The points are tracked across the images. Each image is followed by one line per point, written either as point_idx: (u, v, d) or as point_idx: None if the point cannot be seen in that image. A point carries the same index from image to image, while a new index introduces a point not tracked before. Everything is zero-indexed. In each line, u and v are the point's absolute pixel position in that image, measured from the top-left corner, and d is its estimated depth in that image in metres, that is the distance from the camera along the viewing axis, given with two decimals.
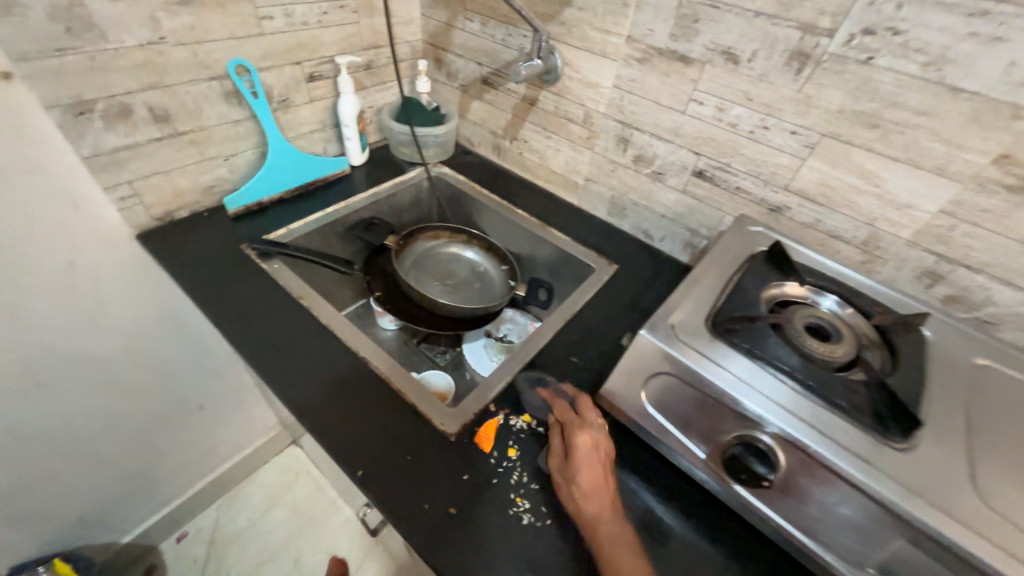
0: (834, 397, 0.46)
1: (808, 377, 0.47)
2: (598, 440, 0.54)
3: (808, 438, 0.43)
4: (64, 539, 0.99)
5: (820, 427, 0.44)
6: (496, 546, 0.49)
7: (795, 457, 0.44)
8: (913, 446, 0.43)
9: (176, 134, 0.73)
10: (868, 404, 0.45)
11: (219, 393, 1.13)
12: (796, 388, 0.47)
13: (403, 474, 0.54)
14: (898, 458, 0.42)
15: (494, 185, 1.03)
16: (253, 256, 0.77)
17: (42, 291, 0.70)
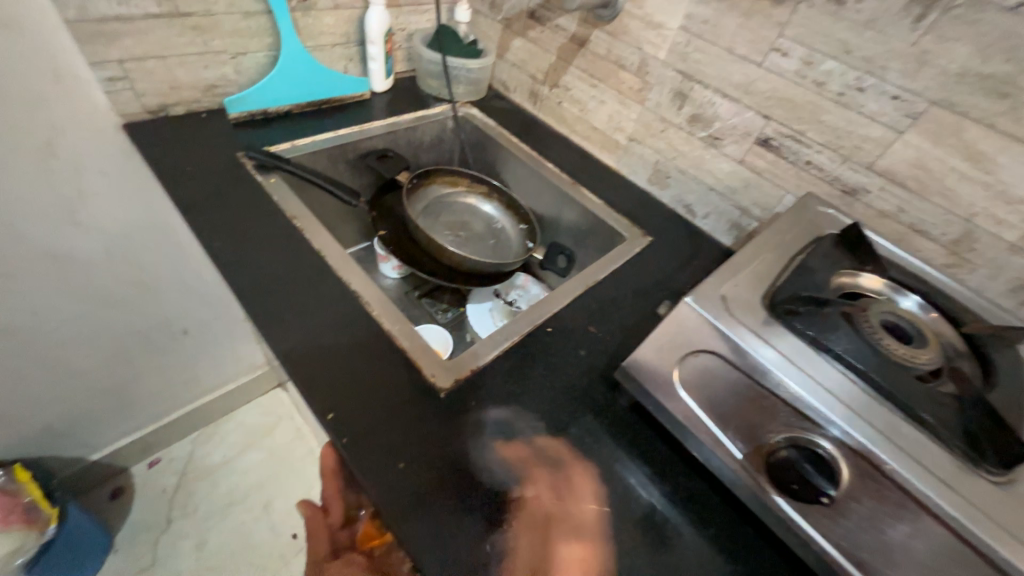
0: (918, 408, 0.37)
1: (886, 380, 0.39)
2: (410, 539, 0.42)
3: (881, 450, 0.35)
4: (30, 445, 0.96)
5: (897, 440, 0.36)
6: (476, 523, 0.42)
7: (860, 472, 0.36)
8: (1013, 481, 0.35)
9: (177, 15, 0.64)
10: (958, 422, 0.37)
11: (205, 320, 1.06)
12: (867, 390, 0.39)
13: (379, 426, 0.46)
14: (994, 492, 0.34)
15: (524, 136, 0.93)
16: (250, 167, 0.69)
17: (14, 170, 0.64)
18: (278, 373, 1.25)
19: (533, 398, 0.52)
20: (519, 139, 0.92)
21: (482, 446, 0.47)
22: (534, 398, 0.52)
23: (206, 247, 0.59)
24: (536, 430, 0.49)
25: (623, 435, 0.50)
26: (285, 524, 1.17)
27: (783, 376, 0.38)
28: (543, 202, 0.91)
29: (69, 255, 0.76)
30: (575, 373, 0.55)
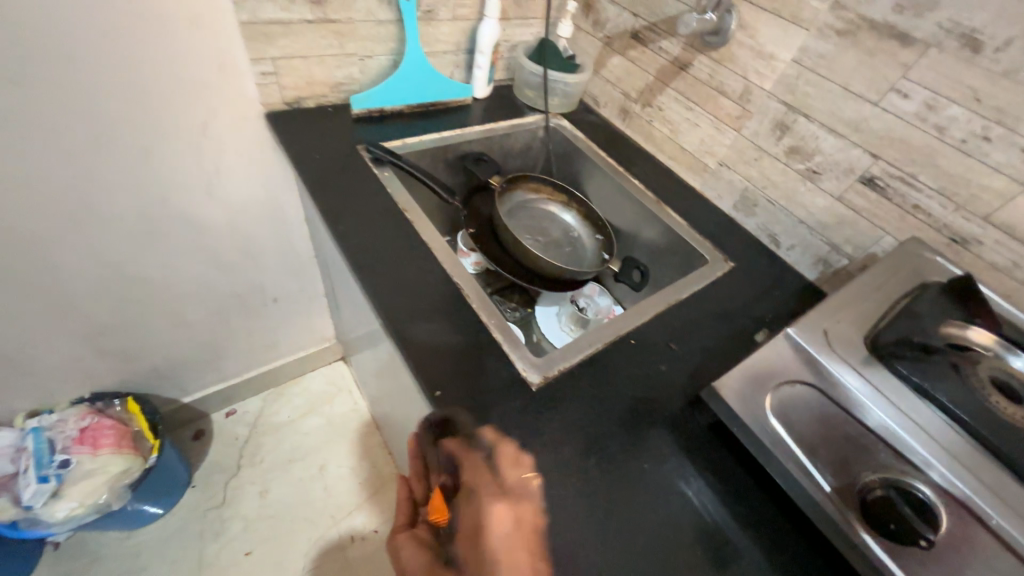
0: None
1: (996, 437, 0.39)
2: None
3: (985, 502, 0.36)
4: (140, 382, 1.09)
5: (1004, 497, 0.37)
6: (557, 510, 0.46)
7: (960, 522, 0.37)
8: None
9: (325, 21, 0.73)
10: None
11: (292, 291, 1.16)
12: (973, 445, 0.39)
13: (473, 408, 0.51)
14: None
15: (611, 150, 0.96)
16: (367, 159, 0.76)
17: (175, 143, 0.74)
18: (345, 347, 1.35)
19: (614, 407, 0.54)
20: (606, 153, 0.95)
21: (570, 445, 0.50)
22: (616, 404, 0.55)
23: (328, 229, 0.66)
24: (619, 437, 0.52)
25: (701, 456, 0.52)
26: (336, 489, 1.26)
27: (880, 415, 0.41)
28: (622, 216, 0.93)
29: (201, 220, 0.87)
30: (654, 387, 0.57)
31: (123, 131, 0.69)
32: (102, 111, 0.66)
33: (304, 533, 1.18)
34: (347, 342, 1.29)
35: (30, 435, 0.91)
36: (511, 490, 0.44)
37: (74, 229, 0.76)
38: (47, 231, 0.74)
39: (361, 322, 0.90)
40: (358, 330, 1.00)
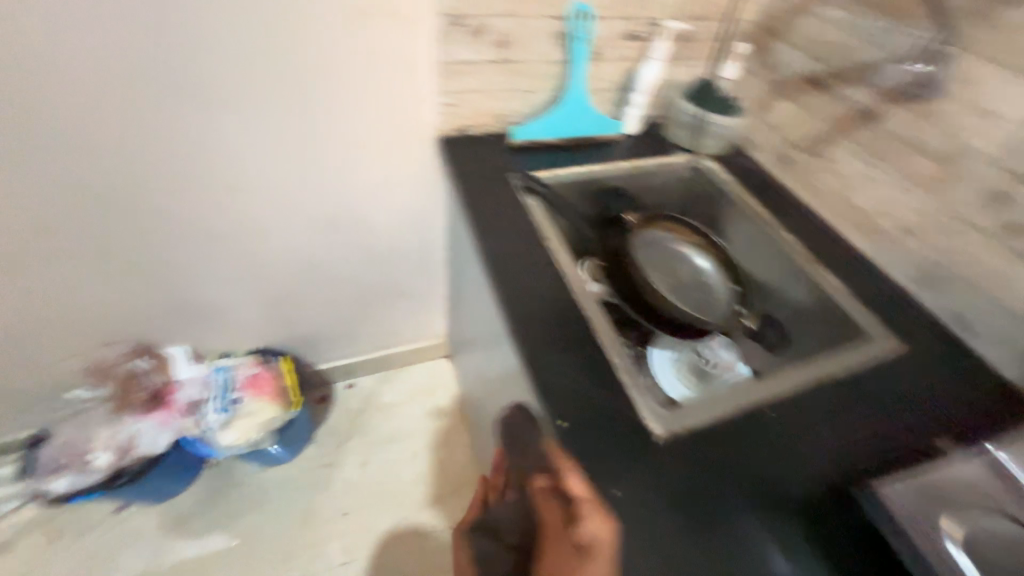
0: None
1: None
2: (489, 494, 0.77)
3: None
4: (297, 345, 1.31)
5: None
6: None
7: None
8: None
9: (505, 61, 0.82)
10: None
11: (421, 290, 1.29)
12: None
13: (591, 450, 0.51)
14: None
15: (763, 198, 0.90)
16: (513, 184, 0.83)
17: (368, 155, 0.90)
18: (456, 347, 1.45)
19: (746, 484, 0.51)
20: (757, 201, 0.90)
21: (698, 517, 0.48)
22: (747, 479, 0.51)
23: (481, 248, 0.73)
24: (749, 518, 0.49)
25: (841, 565, 0.47)
26: (427, 477, 1.36)
27: None
28: (765, 269, 0.86)
29: (371, 220, 1.03)
30: (794, 470, 0.52)
31: (336, 142, 0.86)
32: (326, 126, 0.84)
33: (393, 510, 1.29)
34: (458, 343, 1.40)
35: (216, 372, 1.13)
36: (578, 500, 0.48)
37: (286, 216, 0.96)
38: (269, 215, 0.94)
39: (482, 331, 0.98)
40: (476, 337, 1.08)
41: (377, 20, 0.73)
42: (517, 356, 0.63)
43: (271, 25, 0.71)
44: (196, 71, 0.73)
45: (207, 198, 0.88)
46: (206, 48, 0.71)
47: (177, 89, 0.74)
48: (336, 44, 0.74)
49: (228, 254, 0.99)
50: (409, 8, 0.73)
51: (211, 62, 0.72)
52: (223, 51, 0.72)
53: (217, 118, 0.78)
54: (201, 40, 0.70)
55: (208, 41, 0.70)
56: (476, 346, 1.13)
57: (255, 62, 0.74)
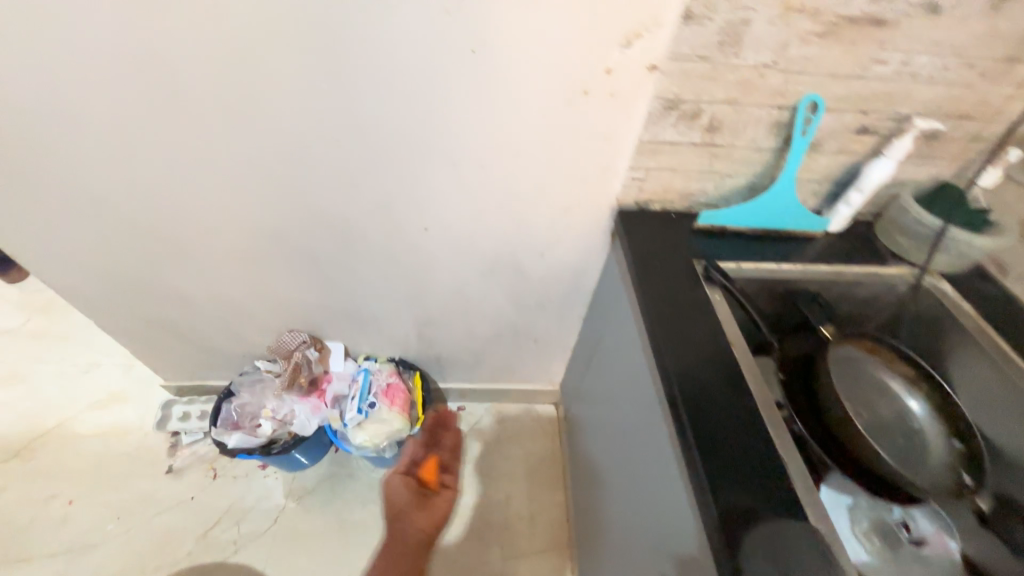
0: None
1: None
2: (448, 505, 1.06)
3: None
4: (427, 364, 1.40)
5: None
6: None
7: None
8: None
9: (708, 144, 0.78)
10: None
11: (551, 337, 1.29)
12: None
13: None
14: None
15: (1016, 340, 0.72)
16: (699, 272, 0.79)
17: (544, 214, 0.93)
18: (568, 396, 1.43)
19: None
20: (1007, 342, 0.72)
21: None
22: None
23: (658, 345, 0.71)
24: None
25: None
26: (522, 523, 1.35)
27: None
28: (1008, 434, 0.69)
29: (527, 269, 1.06)
30: None
31: (521, 202, 0.91)
32: (515, 186, 0.88)
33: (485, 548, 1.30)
34: (573, 393, 1.37)
35: (362, 372, 1.28)
36: None
37: (457, 256, 1.03)
38: (443, 253, 1.03)
39: (621, 406, 0.94)
40: (607, 405, 1.05)
41: (593, 100, 0.73)
42: (698, 477, 0.60)
43: (494, 103, 0.75)
44: (421, 136, 0.81)
45: (398, 233, 0.99)
46: (434, 119, 0.78)
47: (402, 150, 0.83)
48: (547, 119, 0.77)
49: (399, 279, 1.10)
50: (628, 91, 0.71)
51: (435, 130, 0.80)
52: (448, 122, 0.78)
53: (426, 175, 0.87)
54: (432, 112, 0.77)
55: (439, 114, 0.77)
56: (601, 412, 1.09)
57: (472, 133, 0.80)
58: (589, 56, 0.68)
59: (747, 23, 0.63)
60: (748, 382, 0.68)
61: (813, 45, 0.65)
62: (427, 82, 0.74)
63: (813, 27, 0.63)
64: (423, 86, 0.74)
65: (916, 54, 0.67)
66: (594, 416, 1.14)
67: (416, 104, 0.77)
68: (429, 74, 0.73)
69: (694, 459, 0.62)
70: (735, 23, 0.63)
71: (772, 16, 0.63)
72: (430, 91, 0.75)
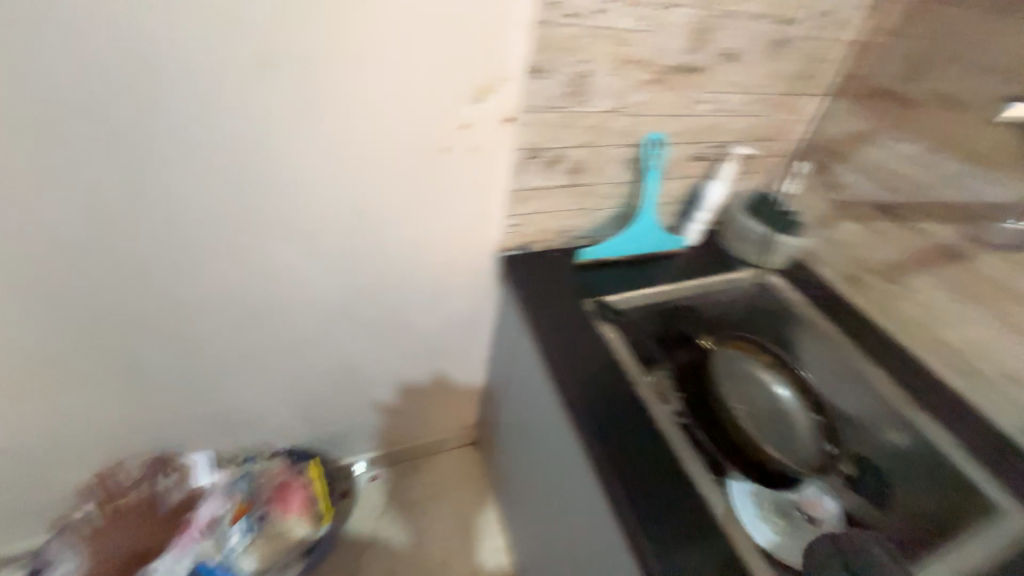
0: None
1: None
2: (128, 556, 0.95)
3: None
4: (322, 448, 1.21)
5: None
6: None
7: None
8: None
9: (574, 185, 0.80)
10: None
11: (457, 385, 1.21)
12: None
13: None
14: None
15: (838, 319, 0.87)
16: (590, 314, 0.80)
17: (425, 269, 0.85)
18: (484, 440, 1.36)
19: None
20: (833, 325, 0.87)
21: None
22: None
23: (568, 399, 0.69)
24: None
25: None
26: None
27: None
28: (852, 403, 0.82)
29: (418, 328, 0.98)
30: None
31: (397, 262, 0.82)
32: (387, 247, 0.79)
33: None
34: (489, 437, 1.31)
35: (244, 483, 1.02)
36: None
37: (334, 330, 0.90)
38: (315, 330, 0.88)
39: (540, 452, 0.90)
40: (526, 453, 1.00)
41: (454, 154, 0.69)
42: (632, 530, 0.59)
43: (344, 163, 0.67)
44: (260, 208, 0.68)
45: (255, 319, 0.82)
46: (273, 187, 0.66)
47: (239, 227, 0.69)
48: (408, 176, 0.70)
49: (266, 368, 0.93)
50: (490, 142, 0.69)
51: (277, 199, 0.68)
52: (292, 189, 0.67)
53: (276, 249, 0.73)
54: (269, 180, 0.66)
55: (279, 182, 0.66)
56: (522, 459, 1.04)
57: (324, 198, 0.69)
58: (442, 110, 0.64)
59: (590, 75, 0.65)
60: (650, 412, 0.69)
61: (647, 91, 0.70)
62: (254, 146, 0.62)
63: (645, 76, 0.68)
64: (251, 153, 0.62)
65: (727, 94, 0.76)
66: (515, 465, 1.09)
67: (247, 174, 0.64)
68: (257, 140, 0.62)
69: (625, 513, 0.60)
70: (580, 76, 0.64)
71: (610, 68, 0.65)
72: (261, 157, 0.63)
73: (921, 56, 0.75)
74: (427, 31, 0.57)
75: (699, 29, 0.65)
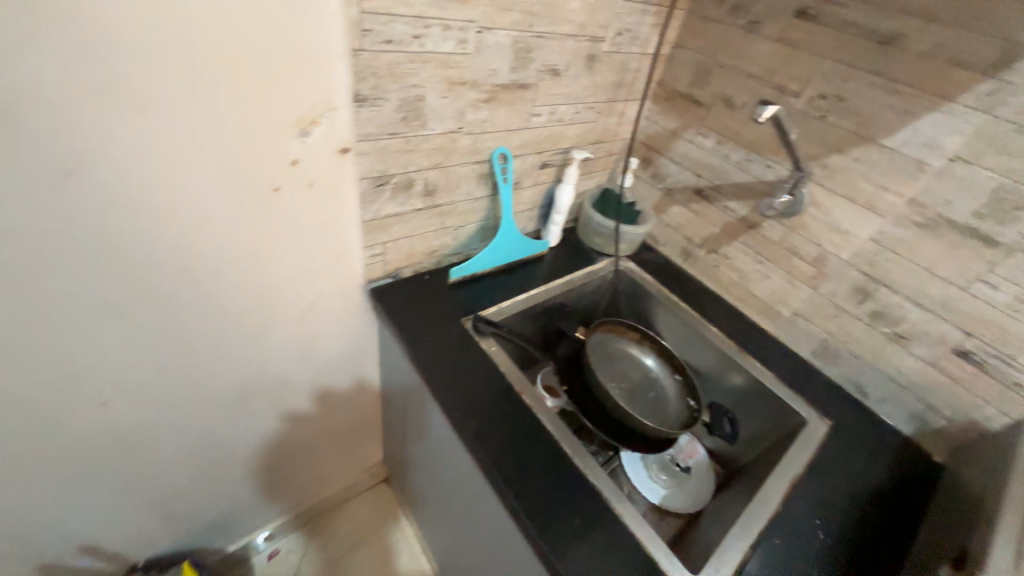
0: None
1: None
2: None
3: None
4: (197, 541, 1.02)
5: None
6: None
7: None
8: None
9: (431, 206, 0.78)
10: None
11: (353, 429, 1.12)
12: None
13: None
14: None
15: (681, 290, 1.01)
16: (471, 331, 0.80)
17: (282, 323, 0.75)
18: (394, 475, 1.28)
19: None
20: (678, 297, 0.99)
21: None
22: None
23: (459, 425, 0.68)
24: None
25: None
26: None
27: None
28: (702, 359, 0.96)
29: (290, 386, 0.86)
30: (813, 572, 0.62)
31: (244, 324, 0.70)
32: (226, 310, 0.67)
33: None
34: (399, 473, 1.24)
35: None
36: None
37: (176, 416, 0.74)
38: (149, 423, 0.72)
39: (449, 478, 0.88)
40: (436, 484, 0.97)
41: (290, 194, 0.62)
42: (542, 549, 0.58)
43: (140, 228, 0.53)
44: (21, 302, 0.51)
45: (51, 433, 0.63)
46: (36, 273, 0.50)
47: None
48: (237, 227, 0.60)
49: (83, 485, 0.72)
50: (329, 177, 0.63)
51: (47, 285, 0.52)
52: (67, 270, 0.52)
53: (61, 345, 0.56)
54: (26, 266, 0.49)
55: (41, 264, 0.50)
56: (434, 487, 1.00)
57: (120, 272, 0.55)
58: (263, 151, 0.56)
59: (422, 99, 0.63)
60: (539, 416, 0.71)
61: (484, 109, 0.71)
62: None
63: (477, 95, 0.69)
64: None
65: (557, 105, 0.81)
66: (429, 494, 1.05)
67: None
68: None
69: (533, 535, 0.59)
70: (411, 100, 0.63)
71: (441, 90, 0.64)
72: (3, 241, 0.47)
73: (703, 66, 0.87)
74: (225, 68, 0.48)
75: (519, 48, 0.68)
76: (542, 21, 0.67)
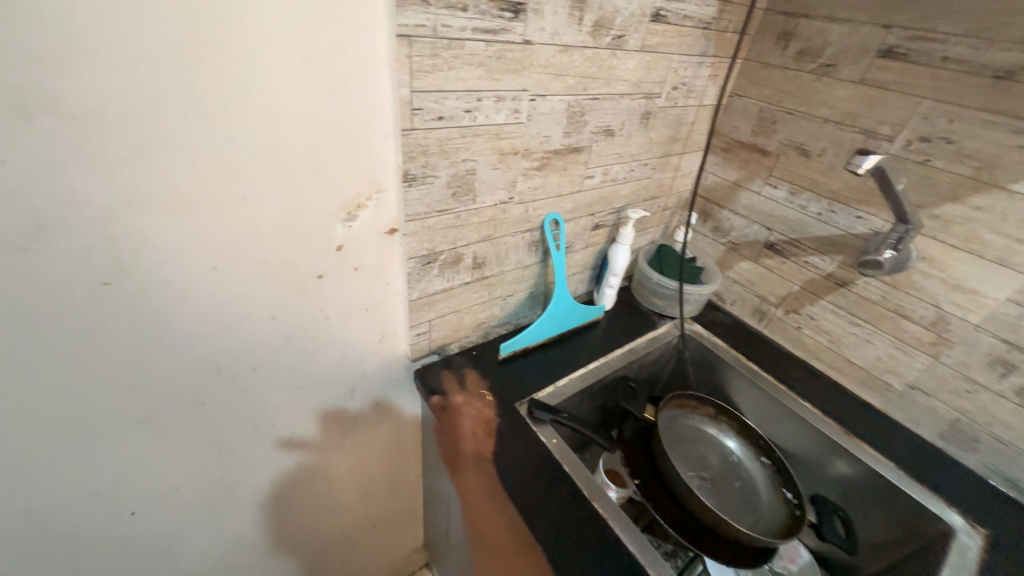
0: None
1: None
2: None
3: None
4: None
5: None
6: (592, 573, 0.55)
7: None
8: None
9: (480, 279, 0.72)
10: None
11: (394, 515, 1.02)
12: None
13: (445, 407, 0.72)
14: None
15: (760, 357, 0.89)
16: (525, 416, 0.71)
17: (319, 412, 0.69)
18: (438, 564, 1.15)
19: None
20: (758, 365, 0.87)
21: None
22: None
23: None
24: None
25: None
26: None
27: None
28: (794, 439, 0.81)
29: (328, 474, 0.79)
30: None
31: (279, 417, 0.65)
32: (262, 405, 0.62)
33: None
34: (443, 564, 1.11)
35: None
36: (471, 391, 0.74)
37: (206, 519, 0.68)
38: (174, 530, 0.65)
39: None
40: None
41: (334, 280, 0.57)
42: None
43: (173, 329, 0.49)
44: (44, 415, 0.47)
45: (69, 549, 0.57)
46: (61, 383, 0.46)
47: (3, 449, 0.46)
48: (276, 319, 0.56)
49: None
50: (374, 259, 0.59)
51: (71, 395, 0.47)
52: (95, 378, 0.48)
53: (88, 455, 0.52)
54: (50, 377, 0.45)
55: (67, 374, 0.46)
56: None
57: (155, 373, 0.51)
58: (308, 239, 0.52)
59: (473, 172, 0.59)
60: (614, 529, 0.58)
61: (536, 177, 0.66)
62: (29, 346, 0.43)
63: (530, 163, 0.64)
64: (2, 354, 0.42)
65: (611, 165, 0.76)
66: None
67: (1, 382, 0.43)
68: (12, 334, 0.41)
69: None
70: (462, 174, 0.58)
71: (492, 161, 0.60)
72: (24, 355, 0.43)
73: (767, 114, 0.80)
74: (272, 161, 0.46)
75: (574, 113, 0.63)
76: (596, 82, 0.63)
